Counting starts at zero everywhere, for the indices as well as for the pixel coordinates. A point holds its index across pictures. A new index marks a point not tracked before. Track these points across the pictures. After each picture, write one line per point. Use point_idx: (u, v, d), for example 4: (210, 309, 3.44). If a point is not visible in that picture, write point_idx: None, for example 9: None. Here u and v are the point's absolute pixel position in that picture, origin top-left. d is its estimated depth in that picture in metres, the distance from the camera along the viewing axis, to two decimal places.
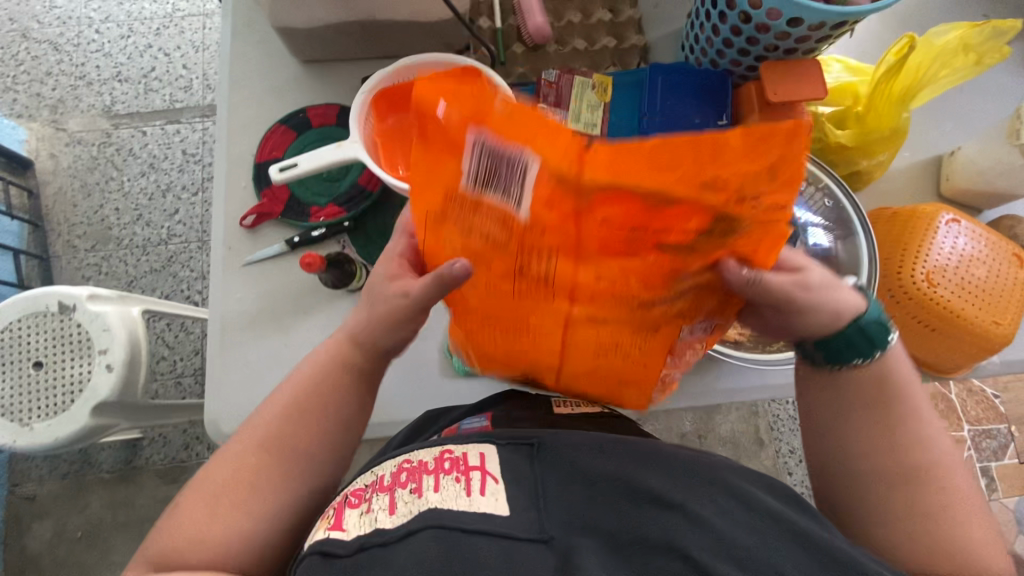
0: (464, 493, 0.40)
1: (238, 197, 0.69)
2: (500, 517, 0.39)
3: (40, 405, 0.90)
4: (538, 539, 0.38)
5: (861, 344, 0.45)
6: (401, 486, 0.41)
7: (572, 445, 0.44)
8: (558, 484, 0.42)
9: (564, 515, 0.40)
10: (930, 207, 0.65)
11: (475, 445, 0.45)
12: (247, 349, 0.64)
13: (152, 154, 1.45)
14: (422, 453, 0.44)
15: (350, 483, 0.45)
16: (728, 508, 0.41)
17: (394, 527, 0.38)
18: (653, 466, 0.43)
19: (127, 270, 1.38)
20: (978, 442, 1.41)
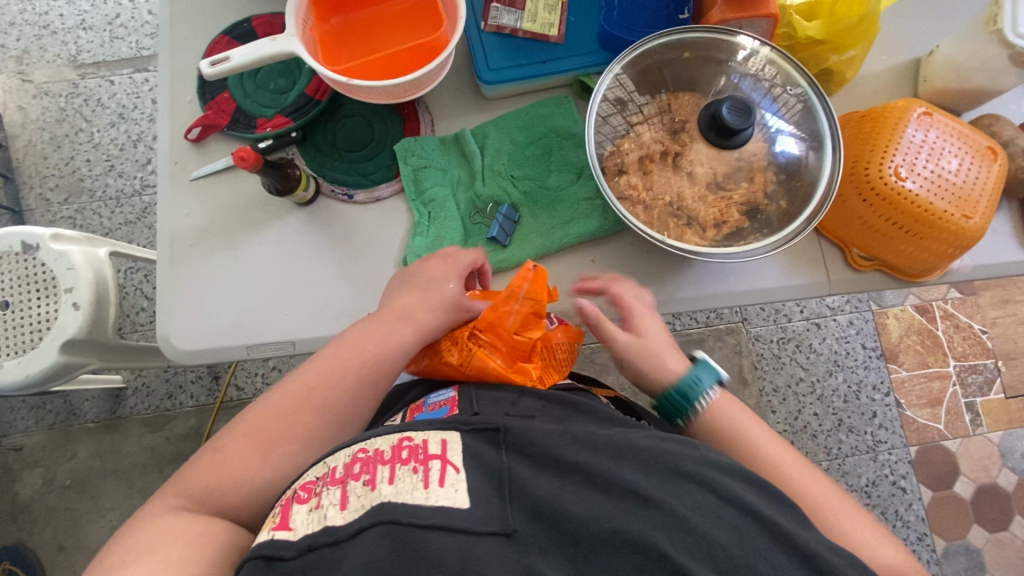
0: (422, 486, 0.42)
1: (182, 112, 0.66)
2: (458, 510, 0.40)
3: (9, 344, 0.89)
4: (497, 533, 0.39)
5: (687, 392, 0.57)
6: (353, 478, 0.43)
7: (538, 432, 0.46)
8: (523, 475, 0.43)
9: (527, 507, 0.41)
10: (901, 102, 0.63)
11: (438, 432, 0.46)
12: (198, 262, 0.63)
13: (120, 104, 1.41)
14: (380, 442, 0.46)
15: (304, 475, 0.46)
16: (705, 502, 0.42)
17: (345, 523, 0.40)
18: (623, 459, 0.44)
19: (102, 223, 1.35)
20: (964, 377, 1.41)
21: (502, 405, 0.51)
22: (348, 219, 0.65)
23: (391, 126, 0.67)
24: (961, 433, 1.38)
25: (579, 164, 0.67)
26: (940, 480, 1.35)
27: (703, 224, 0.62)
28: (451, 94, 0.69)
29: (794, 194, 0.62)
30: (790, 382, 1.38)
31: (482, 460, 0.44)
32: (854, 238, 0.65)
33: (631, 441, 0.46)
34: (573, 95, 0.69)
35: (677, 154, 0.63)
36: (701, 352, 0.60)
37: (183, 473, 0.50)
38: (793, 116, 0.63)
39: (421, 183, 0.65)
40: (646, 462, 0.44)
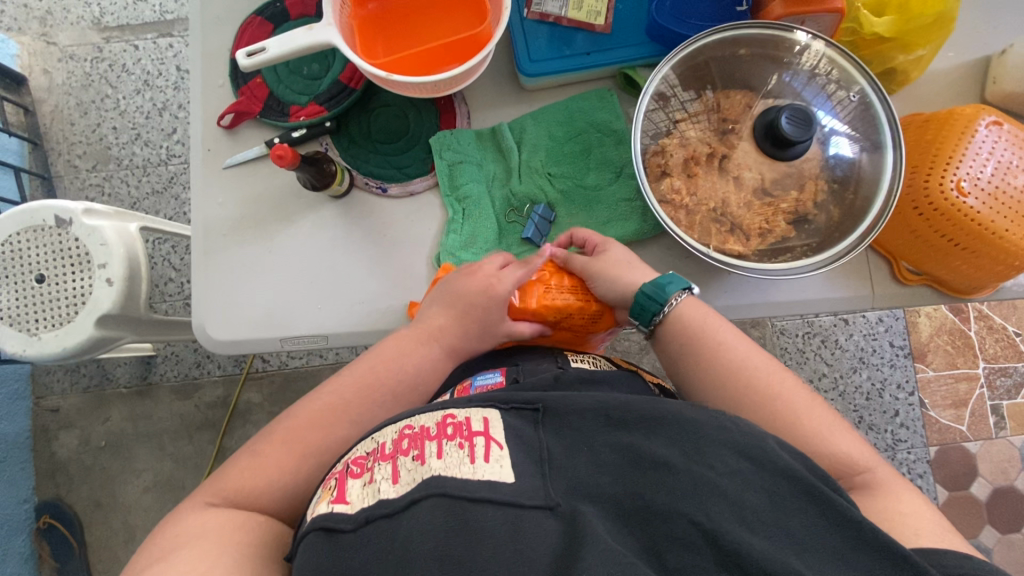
0: (468, 460, 0.41)
1: (215, 97, 0.65)
2: (503, 484, 0.40)
3: (46, 316, 0.91)
4: (541, 506, 0.39)
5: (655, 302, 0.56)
6: (403, 453, 0.43)
7: (576, 413, 0.44)
8: (562, 453, 0.42)
9: (565, 484, 0.41)
10: (968, 108, 0.59)
11: (478, 409, 0.45)
12: (233, 253, 0.63)
13: (145, 70, 1.39)
14: (425, 418, 0.45)
15: (355, 450, 0.47)
16: (738, 468, 0.40)
17: (398, 496, 0.40)
18: (653, 432, 0.43)
19: (130, 192, 1.36)
20: (992, 380, 1.38)
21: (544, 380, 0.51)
22: (382, 213, 0.63)
23: (427, 117, 0.65)
24: (983, 435, 1.36)
25: (620, 162, 0.64)
26: (957, 481, 1.34)
27: (747, 232, 0.60)
28: (489, 83, 0.66)
29: (846, 205, 0.59)
30: (812, 376, 1.36)
31: (522, 438, 0.43)
32: (903, 251, 0.62)
33: (663, 409, 0.44)
34: (617, 86, 0.66)
35: (723, 156, 0.60)
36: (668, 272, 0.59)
37: (224, 476, 0.50)
38: (850, 119, 0.60)
39: (456, 179, 0.63)
40: (680, 434, 0.42)
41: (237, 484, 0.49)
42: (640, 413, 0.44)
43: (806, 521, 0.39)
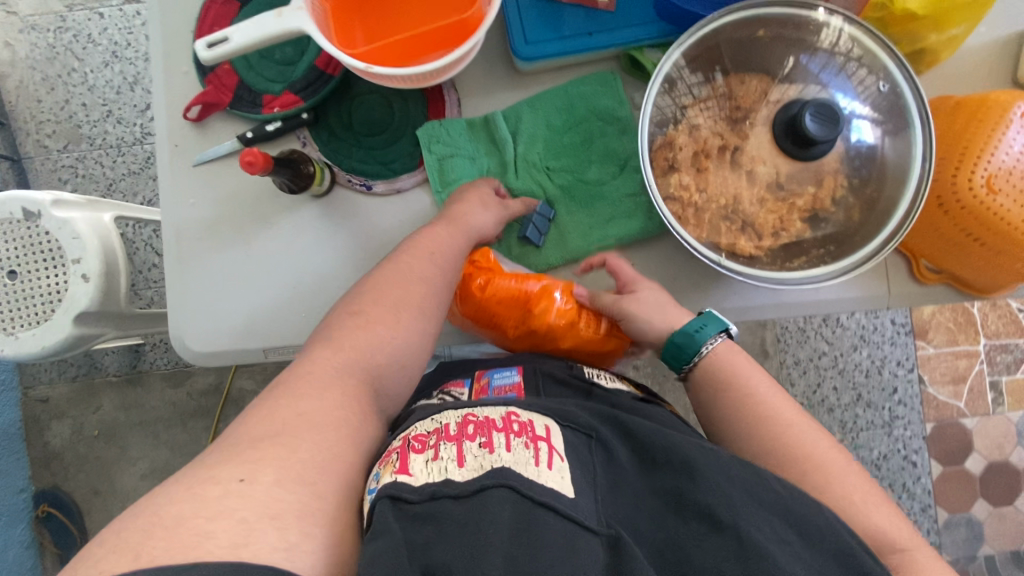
0: (533, 462, 0.37)
1: (180, 85, 0.59)
2: (565, 496, 0.36)
3: (20, 315, 0.87)
4: (596, 531, 0.35)
5: (686, 346, 0.54)
6: (470, 438, 0.38)
7: (620, 453, 0.42)
8: (607, 488, 0.39)
9: (617, 512, 0.38)
10: (1002, 95, 0.53)
11: (541, 415, 0.42)
12: (209, 257, 0.59)
13: (113, 40, 1.30)
14: (490, 411, 0.41)
15: (412, 427, 0.41)
16: (789, 538, 0.39)
17: (465, 481, 0.35)
18: (699, 478, 0.40)
19: (105, 173, 1.29)
20: (992, 356, 1.37)
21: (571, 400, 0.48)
22: (368, 213, 0.59)
23: (412, 105, 0.59)
24: (980, 411, 1.37)
25: (625, 154, 0.59)
26: (952, 456, 1.35)
27: (759, 232, 0.56)
28: (481, 67, 0.60)
29: (867, 203, 0.55)
30: (812, 355, 1.35)
31: (580, 455, 0.39)
32: (923, 248, 0.59)
33: (714, 458, 0.42)
34: (620, 69, 0.60)
35: (736, 148, 0.56)
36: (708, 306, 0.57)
37: None
38: (875, 107, 0.55)
39: (446, 175, 0.58)
40: (727, 485, 0.40)
41: None
42: (687, 458, 0.41)
43: None
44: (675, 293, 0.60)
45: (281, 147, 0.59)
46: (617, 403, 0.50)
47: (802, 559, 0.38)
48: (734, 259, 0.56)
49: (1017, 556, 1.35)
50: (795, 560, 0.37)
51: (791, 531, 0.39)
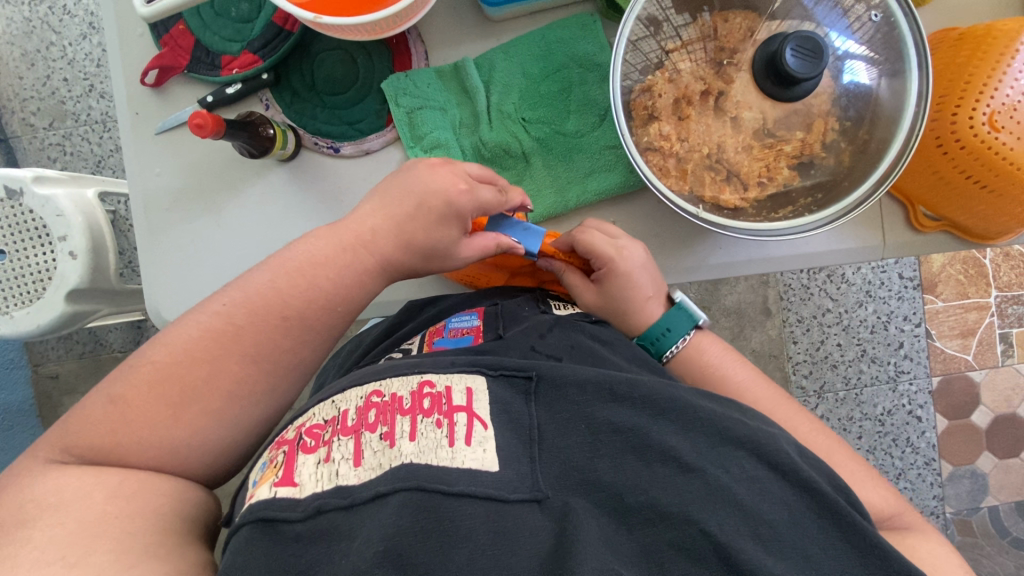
0: (446, 444, 0.37)
1: (134, 49, 0.57)
2: (485, 474, 0.35)
3: (11, 294, 0.87)
4: (527, 501, 0.35)
5: (673, 329, 0.54)
6: (369, 429, 0.38)
7: (575, 385, 0.40)
8: (554, 432, 0.38)
9: (557, 470, 0.37)
10: (1012, 22, 0.49)
11: (462, 377, 0.40)
12: (178, 225, 0.58)
13: (88, 11, 1.26)
14: (398, 386, 0.40)
15: (309, 415, 0.41)
16: (754, 468, 0.38)
17: (359, 484, 0.35)
18: (664, 416, 0.40)
19: (93, 149, 1.27)
20: (1003, 309, 1.33)
21: (529, 337, 0.46)
22: (335, 176, 0.57)
23: (378, 60, 0.56)
24: (989, 364, 1.34)
25: (604, 103, 0.56)
26: (958, 410, 1.34)
27: (744, 182, 0.53)
28: (448, 16, 0.57)
29: (858, 147, 0.52)
30: (816, 313, 1.32)
31: (510, 413, 0.39)
32: (921, 194, 0.56)
33: (675, 392, 0.41)
34: (598, 12, 0.56)
35: (720, 93, 0.52)
36: (679, 294, 0.55)
37: None
38: (872, 41, 0.50)
39: (417, 128, 0.55)
40: (691, 422, 0.40)
41: None
42: (648, 396, 0.40)
43: (821, 532, 0.37)
44: (658, 249, 0.58)
45: (243, 110, 0.56)
46: (583, 337, 0.48)
47: (781, 508, 0.37)
48: (717, 213, 0.53)
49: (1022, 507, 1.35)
50: (755, 496, 0.37)
51: (763, 468, 0.38)
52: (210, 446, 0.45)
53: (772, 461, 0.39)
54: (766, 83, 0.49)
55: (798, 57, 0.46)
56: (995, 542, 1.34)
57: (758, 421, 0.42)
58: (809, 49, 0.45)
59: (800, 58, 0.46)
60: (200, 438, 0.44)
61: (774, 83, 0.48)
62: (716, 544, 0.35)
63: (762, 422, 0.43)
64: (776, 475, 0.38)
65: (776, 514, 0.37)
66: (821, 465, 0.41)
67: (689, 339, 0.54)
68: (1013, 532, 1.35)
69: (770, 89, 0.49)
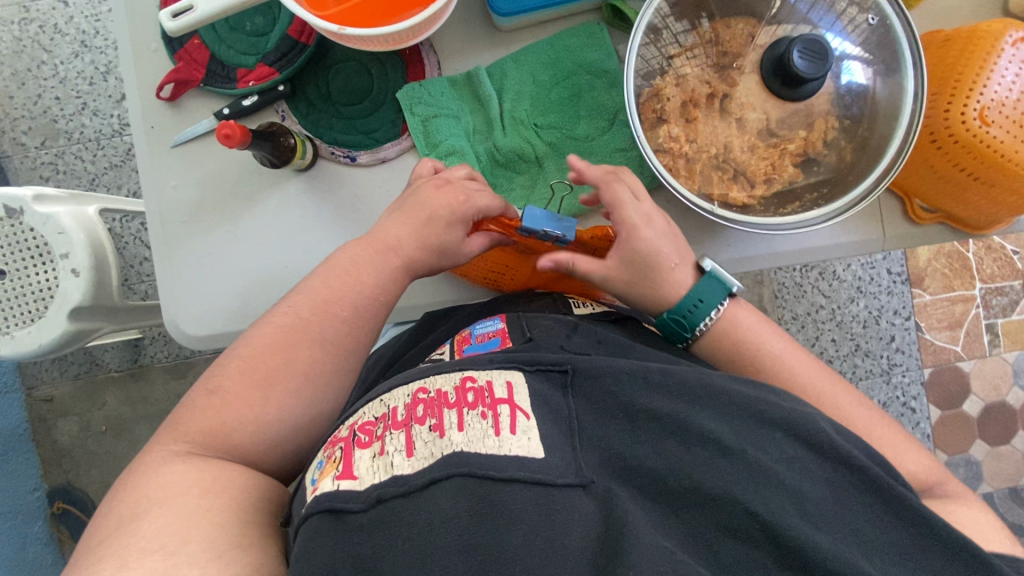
0: (492, 433, 0.37)
1: (148, 64, 0.57)
2: (533, 460, 0.36)
3: (12, 314, 0.85)
4: (575, 485, 0.36)
5: (706, 301, 0.51)
6: (419, 422, 0.39)
7: (609, 375, 0.41)
8: (593, 422, 0.40)
9: (599, 458, 0.38)
10: (995, 23, 0.52)
11: (501, 372, 0.42)
12: (195, 238, 0.58)
13: (80, 30, 1.25)
14: (442, 383, 0.42)
15: (359, 414, 0.42)
16: (786, 451, 0.39)
17: (414, 473, 0.36)
18: (699, 404, 0.41)
19: (86, 168, 1.26)
20: (987, 300, 1.38)
21: (556, 336, 0.48)
22: (352, 184, 0.58)
23: (392, 70, 0.58)
24: (977, 353, 1.38)
25: (614, 108, 0.58)
26: (950, 399, 1.38)
27: (751, 180, 0.55)
28: (459, 27, 0.59)
29: (858, 144, 0.54)
30: (810, 310, 1.35)
31: (550, 406, 0.40)
32: (916, 188, 0.59)
33: (708, 381, 0.42)
34: (604, 20, 0.58)
35: (724, 96, 0.55)
36: (708, 262, 0.52)
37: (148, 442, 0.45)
38: (867, 43, 0.53)
39: (432, 134, 0.57)
40: (725, 409, 0.41)
41: (193, 441, 0.44)
42: (682, 383, 0.42)
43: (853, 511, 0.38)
44: None
45: (261, 122, 0.57)
46: (609, 333, 0.49)
47: (824, 486, 0.38)
48: (728, 210, 0.55)
49: (1016, 493, 1.38)
50: (798, 476, 0.38)
51: (800, 448, 0.39)
52: (245, 454, 0.45)
53: (809, 442, 0.39)
54: (777, 85, 0.51)
55: (811, 62, 0.48)
56: None
57: (790, 401, 0.43)
58: (821, 55, 0.48)
59: (816, 64, 0.48)
60: (232, 445, 0.44)
61: (784, 85, 0.51)
62: (760, 522, 0.36)
63: (793, 401, 0.44)
64: (810, 457, 0.39)
65: (811, 494, 0.38)
66: (856, 442, 0.42)
67: (723, 308, 0.52)
68: (1010, 518, 1.38)
69: (778, 91, 0.51)
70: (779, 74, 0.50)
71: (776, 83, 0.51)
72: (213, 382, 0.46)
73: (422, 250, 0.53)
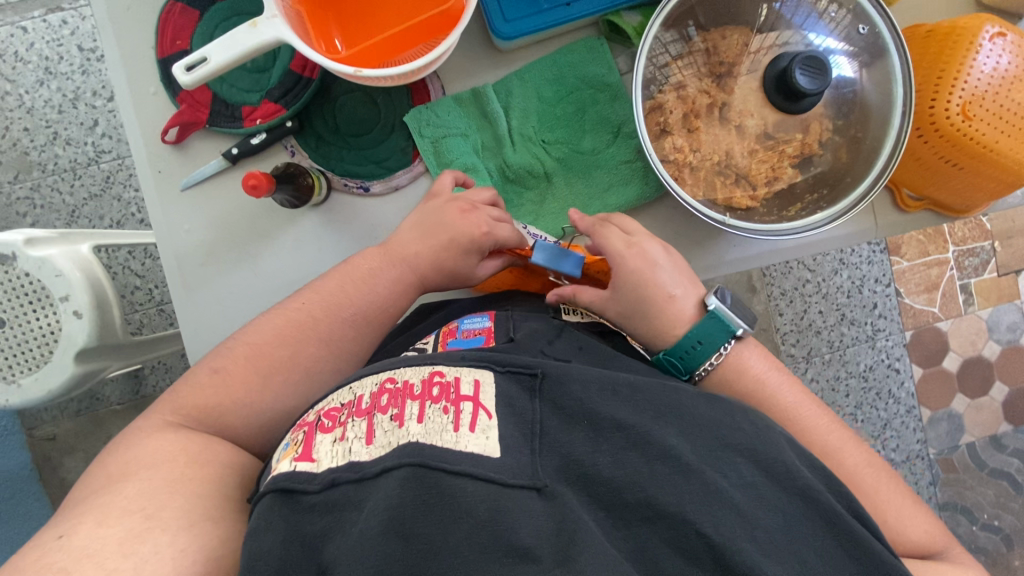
0: (451, 428, 0.36)
1: (151, 108, 0.57)
2: (487, 459, 0.35)
3: (16, 361, 0.84)
4: (529, 488, 0.34)
5: (708, 343, 0.50)
6: (381, 411, 0.38)
7: (578, 382, 0.40)
8: (557, 428, 0.38)
9: (557, 463, 0.36)
10: (971, 19, 0.55)
11: (471, 370, 0.40)
12: (215, 278, 0.58)
13: (43, 56, 1.20)
14: (410, 374, 0.41)
15: (327, 400, 0.42)
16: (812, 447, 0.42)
17: (369, 461, 0.35)
18: (663, 419, 0.39)
19: (64, 200, 1.22)
20: (960, 261, 1.45)
21: (539, 341, 0.46)
22: (367, 214, 0.59)
23: (396, 96, 0.58)
24: (953, 313, 1.46)
25: (618, 120, 0.59)
26: (930, 358, 1.45)
27: (753, 183, 0.57)
28: (459, 50, 0.60)
29: (852, 143, 0.57)
30: (797, 285, 1.40)
31: (516, 408, 0.38)
32: (904, 178, 0.62)
33: (675, 398, 0.40)
34: (602, 34, 0.59)
35: (723, 104, 0.57)
36: (713, 300, 0.50)
37: None
38: (856, 45, 0.56)
39: (443, 156, 0.58)
40: (690, 427, 0.39)
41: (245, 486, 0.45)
42: (651, 399, 0.40)
43: None
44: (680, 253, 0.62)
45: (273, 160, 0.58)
46: (587, 337, 0.49)
47: None
48: (734, 215, 0.58)
49: (994, 440, 1.48)
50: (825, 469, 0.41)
51: (757, 473, 0.38)
52: None
53: (767, 469, 0.38)
54: (779, 99, 0.54)
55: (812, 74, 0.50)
56: (974, 475, 1.46)
57: (756, 420, 0.41)
58: (818, 66, 0.50)
59: (814, 74, 0.50)
60: None
61: (786, 98, 0.53)
62: (711, 545, 0.34)
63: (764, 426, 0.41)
64: None
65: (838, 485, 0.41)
66: (818, 467, 0.41)
67: (726, 351, 0.50)
68: (990, 464, 1.47)
69: (780, 103, 0.54)
70: (779, 88, 0.53)
71: (778, 97, 0.54)
72: (222, 364, 0.49)
73: (445, 276, 0.54)
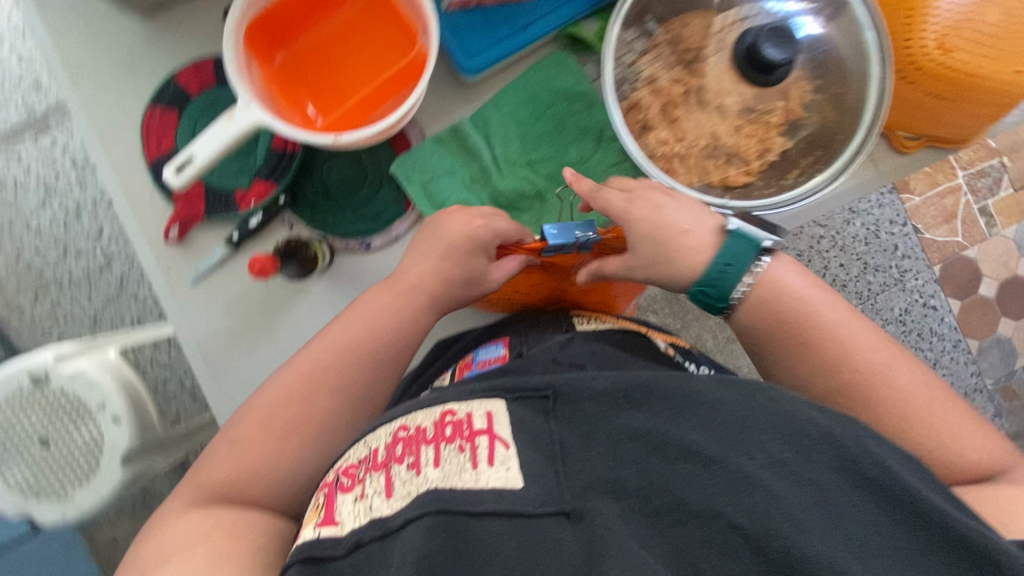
0: (470, 466, 0.35)
1: (151, 211, 0.59)
2: (511, 492, 0.33)
3: (68, 477, 0.86)
4: (554, 513, 0.32)
5: (738, 263, 0.49)
6: (397, 461, 0.36)
7: (590, 396, 0.38)
8: (578, 446, 0.35)
9: (584, 481, 0.34)
10: None
11: (481, 402, 0.38)
12: (241, 362, 0.59)
13: (41, 177, 1.25)
14: (422, 417, 0.39)
15: (346, 457, 0.40)
16: None
17: (393, 514, 0.33)
18: (681, 416, 0.36)
19: (84, 308, 1.25)
20: (973, 186, 1.42)
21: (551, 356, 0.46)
22: (371, 270, 0.59)
23: (380, 151, 0.60)
24: (978, 239, 1.42)
25: (598, 126, 0.60)
26: (964, 289, 1.41)
27: (745, 159, 0.57)
28: (430, 94, 0.61)
29: (835, 100, 0.56)
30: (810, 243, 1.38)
31: (531, 432, 0.36)
32: (897, 121, 0.60)
33: (694, 389, 0.38)
34: (565, 48, 0.60)
35: (698, 89, 0.57)
36: (734, 221, 0.50)
37: None
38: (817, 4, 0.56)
39: (434, 197, 0.58)
40: (710, 418, 0.36)
41: None
42: (666, 395, 0.37)
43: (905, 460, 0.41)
44: None
45: (273, 237, 0.59)
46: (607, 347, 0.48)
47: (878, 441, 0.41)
48: (733, 195, 0.57)
49: None
50: None
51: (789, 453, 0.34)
52: None
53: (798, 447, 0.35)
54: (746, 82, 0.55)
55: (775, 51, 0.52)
56: None
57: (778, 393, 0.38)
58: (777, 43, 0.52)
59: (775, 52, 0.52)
60: None
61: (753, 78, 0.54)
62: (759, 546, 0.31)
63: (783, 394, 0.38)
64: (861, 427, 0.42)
65: None
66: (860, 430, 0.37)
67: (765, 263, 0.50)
68: None
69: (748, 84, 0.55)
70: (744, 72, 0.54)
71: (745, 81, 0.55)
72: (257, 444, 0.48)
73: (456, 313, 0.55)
